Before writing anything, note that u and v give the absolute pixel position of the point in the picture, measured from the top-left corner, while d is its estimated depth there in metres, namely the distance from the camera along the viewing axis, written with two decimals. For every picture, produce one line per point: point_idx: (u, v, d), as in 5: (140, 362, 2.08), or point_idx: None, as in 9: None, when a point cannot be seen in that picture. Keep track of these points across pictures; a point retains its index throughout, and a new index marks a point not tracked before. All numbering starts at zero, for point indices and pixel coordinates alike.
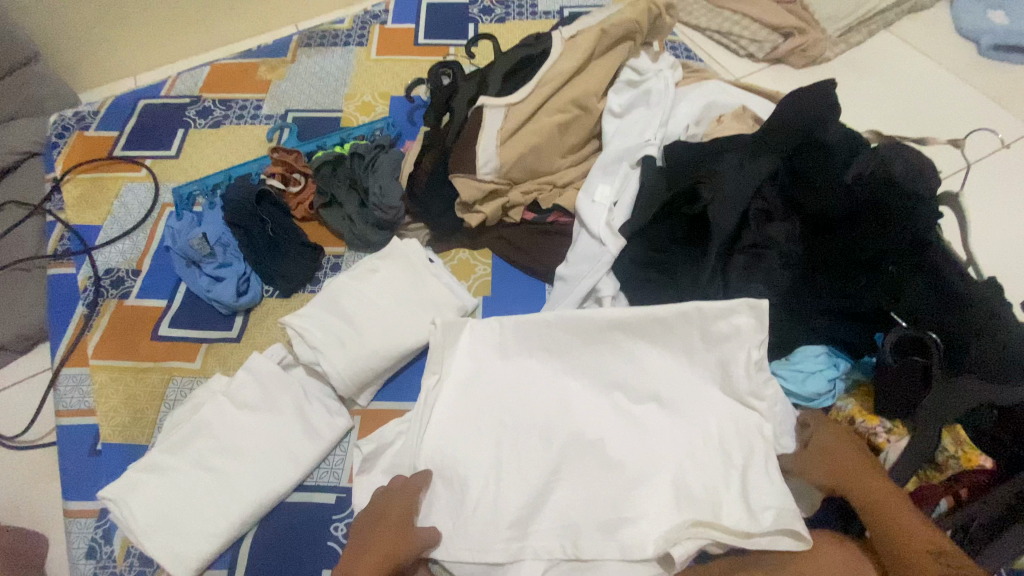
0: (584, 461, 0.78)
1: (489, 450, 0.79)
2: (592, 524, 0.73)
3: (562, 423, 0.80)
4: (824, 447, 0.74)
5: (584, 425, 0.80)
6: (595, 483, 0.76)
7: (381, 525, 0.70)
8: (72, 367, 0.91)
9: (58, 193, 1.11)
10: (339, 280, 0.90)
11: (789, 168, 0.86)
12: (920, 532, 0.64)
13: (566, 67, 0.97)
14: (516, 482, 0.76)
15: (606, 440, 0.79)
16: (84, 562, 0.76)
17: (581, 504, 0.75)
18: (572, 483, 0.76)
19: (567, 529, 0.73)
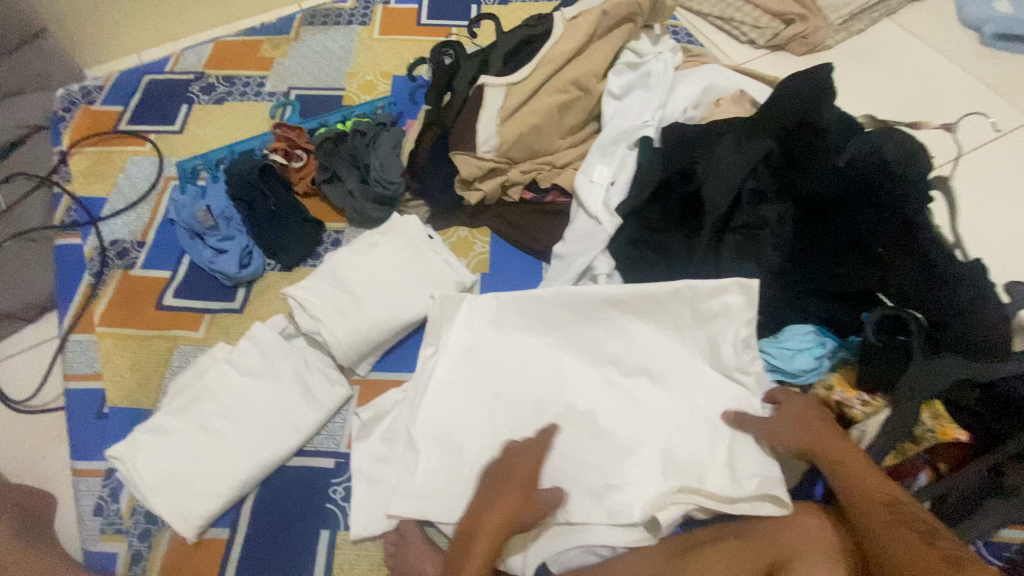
0: (572, 432, 0.80)
1: (483, 420, 0.81)
2: (579, 490, 0.76)
3: (555, 395, 0.82)
4: (796, 415, 0.74)
5: (573, 399, 0.82)
6: (583, 453, 0.79)
7: (509, 482, 0.72)
8: (79, 333, 0.93)
9: (66, 165, 1.13)
10: (341, 254, 0.92)
11: (783, 150, 0.87)
12: (877, 489, 0.66)
13: (567, 47, 0.98)
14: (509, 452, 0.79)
15: (596, 412, 0.81)
16: (92, 519, 0.79)
17: (570, 473, 0.78)
18: (562, 453, 0.79)
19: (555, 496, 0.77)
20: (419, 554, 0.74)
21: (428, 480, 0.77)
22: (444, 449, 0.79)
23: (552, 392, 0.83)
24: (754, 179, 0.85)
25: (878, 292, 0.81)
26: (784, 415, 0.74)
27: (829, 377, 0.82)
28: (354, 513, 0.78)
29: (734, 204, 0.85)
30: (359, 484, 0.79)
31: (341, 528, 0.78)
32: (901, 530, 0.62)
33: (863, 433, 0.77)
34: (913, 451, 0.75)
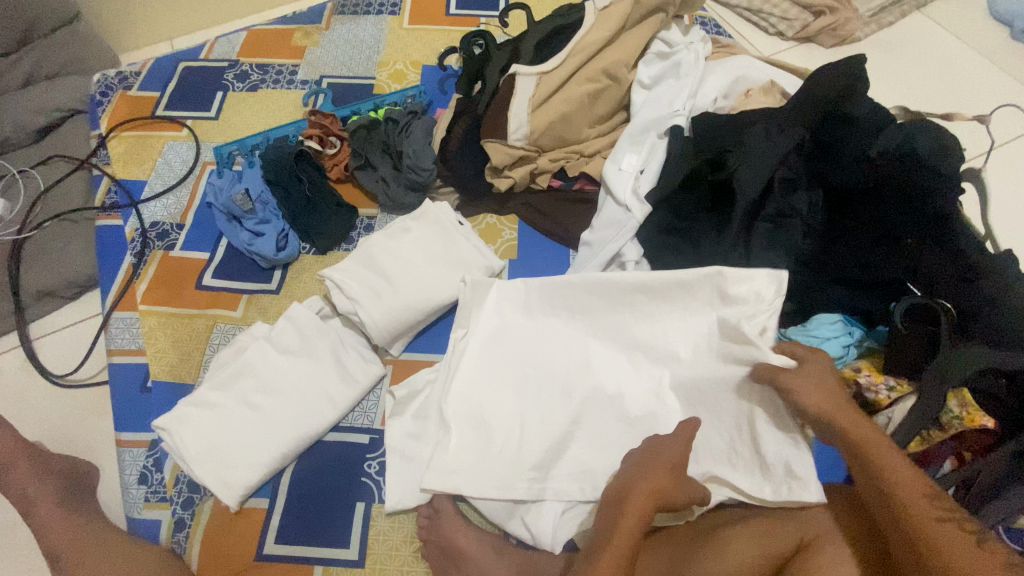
0: (600, 414, 0.82)
1: (512, 401, 0.83)
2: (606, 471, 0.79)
3: (583, 378, 0.84)
4: (817, 381, 0.72)
5: (600, 383, 0.84)
6: (609, 434, 0.81)
7: (657, 462, 0.70)
8: (122, 311, 0.96)
9: (105, 148, 1.16)
10: (374, 238, 0.95)
11: (813, 140, 0.88)
12: (914, 480, 0.63)
13: (599, 37, 0.99)
14: (539, 431, 0.81)
15: (622, 396, 0.83)
16: (137, 487, 0.82)
17: (597, 454, 0.80)
18: (591, 434, 0.81)
19: (583, 476, 0.78)
20: (453, 525, 0.77)
21: (459, 457, 0.79)
22: (475, 428, 0.81)
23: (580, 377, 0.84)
24: (785, 168, 0.86)
25: (908, 283, 0.80)
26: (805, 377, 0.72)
27: (857, 363, 0.83)
28: (389, 487, 0.80)
29: (764, 192, 0.86)
30: (393, 459, 0.82)
31: (377, 501, 0.81)
32: (947, 525, 0.60)
33: (889, 417, 0.79)
34: (938, 438, 0.76)
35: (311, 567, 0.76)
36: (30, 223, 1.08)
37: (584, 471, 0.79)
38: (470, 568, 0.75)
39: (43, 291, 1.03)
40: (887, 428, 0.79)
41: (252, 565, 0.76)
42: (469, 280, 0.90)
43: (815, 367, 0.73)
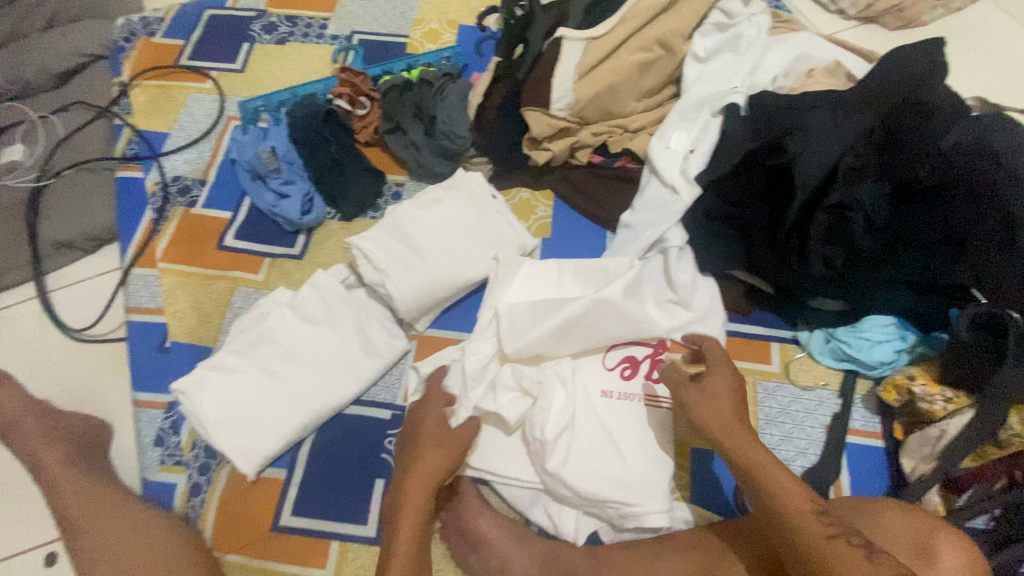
0: (625, 404, 0.78)
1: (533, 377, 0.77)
2: (622, 473, 0.72)
3: (603, 365, 0.81)
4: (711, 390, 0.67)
5: (622, 372, 0.80)
6: (623, 427, 0.76)
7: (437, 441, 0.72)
8: (142, 268, 0.93)
9: (126, 97, 1.11)
10: (404, 207, 0.90)
11: (883, 128, 0.80)
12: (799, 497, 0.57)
13: (653, 3, 0.93)
14: (557, 419, 0.73)
15: (648, 384, 0.79)
16: (152, 449, 0.80)
17: (617, 445, 0.75)
18: (619, 427, 0.76)
19: (592, 475, 0.72)
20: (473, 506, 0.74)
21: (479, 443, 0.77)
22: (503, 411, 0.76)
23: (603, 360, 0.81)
24: (852, 154, 0.77)
25: (971, 287, 0.77)
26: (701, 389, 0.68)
27: (909, 369, 0.77)
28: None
29: (826, 180, 0.78)
30: None
31: None
32: (835, 543, 0.53)
33: (943, 429, 0.72)
34: (994, 454, 0.70)
35: (328, 542, 0.74)
36: (48, 171, 1.05)
37: (599, 466, 0.72)
38: (491, 554, 0.71)
39: (61, 242, 1.00)
40: (939, 441, 0.73)
41: (269, 535, 0.75)
42: (502, 258, 0.86)
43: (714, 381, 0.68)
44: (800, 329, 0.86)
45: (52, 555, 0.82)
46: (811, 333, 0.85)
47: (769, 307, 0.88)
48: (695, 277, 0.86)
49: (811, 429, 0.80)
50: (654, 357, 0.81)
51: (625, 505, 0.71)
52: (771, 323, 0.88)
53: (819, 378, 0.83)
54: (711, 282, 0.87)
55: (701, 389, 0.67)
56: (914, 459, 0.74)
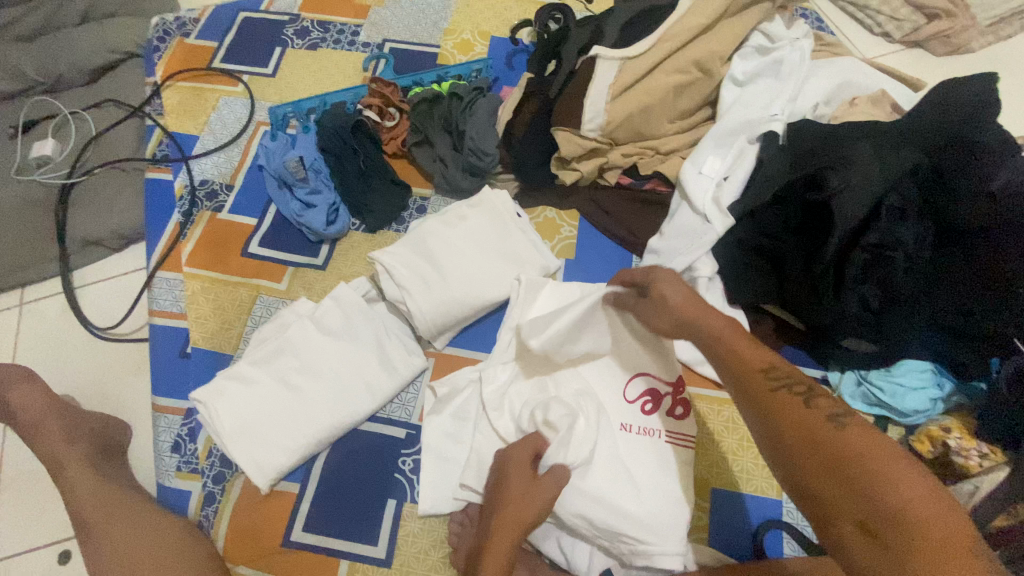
0: (641, 438, 0.76)
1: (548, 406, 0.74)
2: (637, 511, 0.70)
3: (625, 397, 0.78)
4: (657, 291, 0.60)
5: (642, 405, 0.78)
6: (639, 464, 0.74)
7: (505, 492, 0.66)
8: (167, 271, 0.94)
9: (159, 97, 1.12)
10: (430, 223, 0.90)
11: (930, 166, 0.76)
12: (750, 354, 0.55)
13: (693, 24, 0.90)
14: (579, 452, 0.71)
15: (671, 419, 0.77)
16: (169, 455, 0.81)
17: (631, 480, 0.72)
18: (633, 463, 0.74)
19: (603, 512, 0.69)
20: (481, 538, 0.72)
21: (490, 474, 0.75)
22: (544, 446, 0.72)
23: (625, 391, 0.79)
24: (896, 193, 0.75)
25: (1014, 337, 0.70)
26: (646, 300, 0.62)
27: (944, 420, 0.76)
28: (424, 489, 0.77)
29: (867, 219, 0.75)
30: (428, 458, 0.78)
31: (409, 500, 0.78)
32: (779, 395, 0.53)
33: (976, 486, 0.69)
34: None
35: (337, 560, 0.74)
36: (80, 169, 1.06)
37: (612, 502, 0.70)
38: None
39: (90, 240, 1.02)
40: (972, 498, 0.69)
41: (279, 550, 0.75)
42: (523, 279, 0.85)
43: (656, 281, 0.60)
44: (830, 369, 0.84)
45: (66, 553, 0.84)
46: (843, 374, 0.83)
47: (797, 343, 0.85)
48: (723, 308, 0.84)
49: None
50: (676, 397, 0.78)
51: (637, 543, 0.69)
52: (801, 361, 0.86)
53: None
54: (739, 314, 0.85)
55: (651, 300, 0.60)
56: None
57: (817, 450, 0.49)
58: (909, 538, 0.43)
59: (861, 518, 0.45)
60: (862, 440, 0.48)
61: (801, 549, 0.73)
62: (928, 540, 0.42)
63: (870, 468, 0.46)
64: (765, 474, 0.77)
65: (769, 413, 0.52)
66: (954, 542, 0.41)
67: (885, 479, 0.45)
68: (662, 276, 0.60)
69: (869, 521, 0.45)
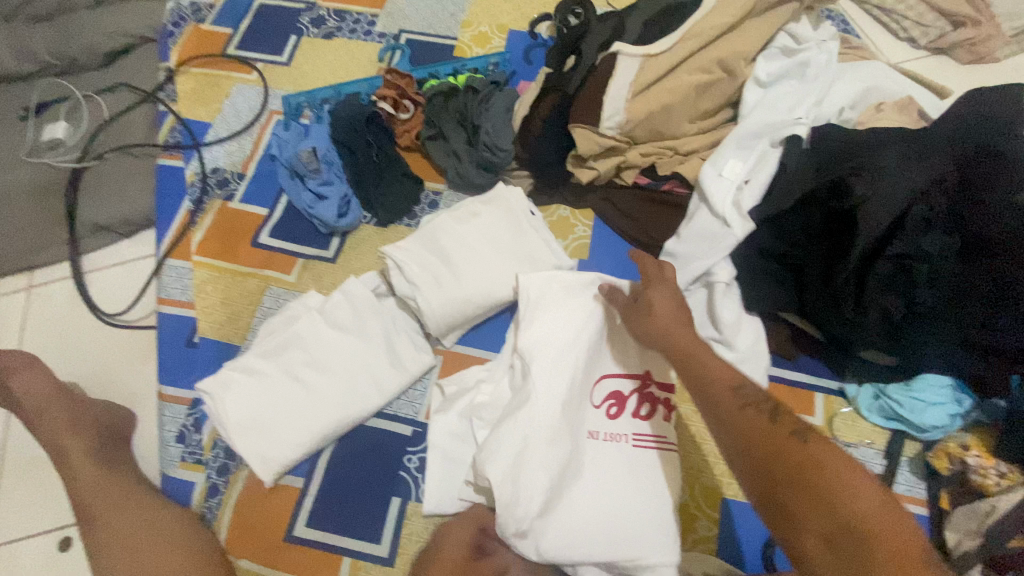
0: (611, 447, 0.73)
1: (509, 428, 0.70)
2: (615, 525, 0.67)
3: (590, 403, 0.75)
4: (649, 305, 0.66)
5: (607, 410, 0.75)
6: (612, 474, 0.70)
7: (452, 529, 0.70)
8: (176, 259, 0.93)
9: (172, 83, 1.12)
10: (442, 218, 0.88)
11: (960, 175, 0.73)
12: (720, 374, 0.58)
13: (719, 22, 0.87)
14: (547, 475, 0.68)
15: (636, 422, 0.74)
16: (174, 445, 0.80)
17: (603, 492, 0.69)
18: (606, 475, 0.70)
19: (580, 536, 0.66)
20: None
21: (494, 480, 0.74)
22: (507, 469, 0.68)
23: (590, 397, 0.75)
24: (924, 202, 0.72)
25: None
26: (639, 311, 0.67)
27: (962, 437, 0.73)
28: (428, 489, 0.76)
29: (892, 227, 0.73)
30: (435, 457, 0.77)
31: (413, 499, 0.77)
32: (752, 415, 0.54)
33: (993, 505, 0.66)
34: None
35: (340, 557, 0.73)
36: (91, 153, 1.06)
37: (589, 524, 0.67)
38: None
39: (100, 225, 1.01)
40: (988, 518, 0.67)
41: (282, 545, 0.74)
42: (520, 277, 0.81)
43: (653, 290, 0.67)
44: (846, 381, 0.82)
45: (66, 540, 0.83)
46: (860, 387, 0.80)
47: (815, 353, 0.83)
48: (740, 315, 0.82)
49: None
50: (642, 393, 0.76)
51: (628, 561, 0.65)
52: (816, 371, 0.84)
53: (863, 436, 0.79)
54: (756, 322, 0.83)
55: (641, 305, 0.67)
56: (958, 532, 0.69)
57: (782, 465, 0.50)
58: (871, 556, 0.43)
59: (825, 532, 0.46)
60: (822, 452, 0.50)
61: None
62: (882, 548, 0.43)
63: (830, 480, 0.48)
64: None
65: (738, 431, 0.54)
66: (905, 552, 0.43)
67: (841, 491, 0.47)
68: (654, 290, 0.67)
69: (830, 532, 0.46)
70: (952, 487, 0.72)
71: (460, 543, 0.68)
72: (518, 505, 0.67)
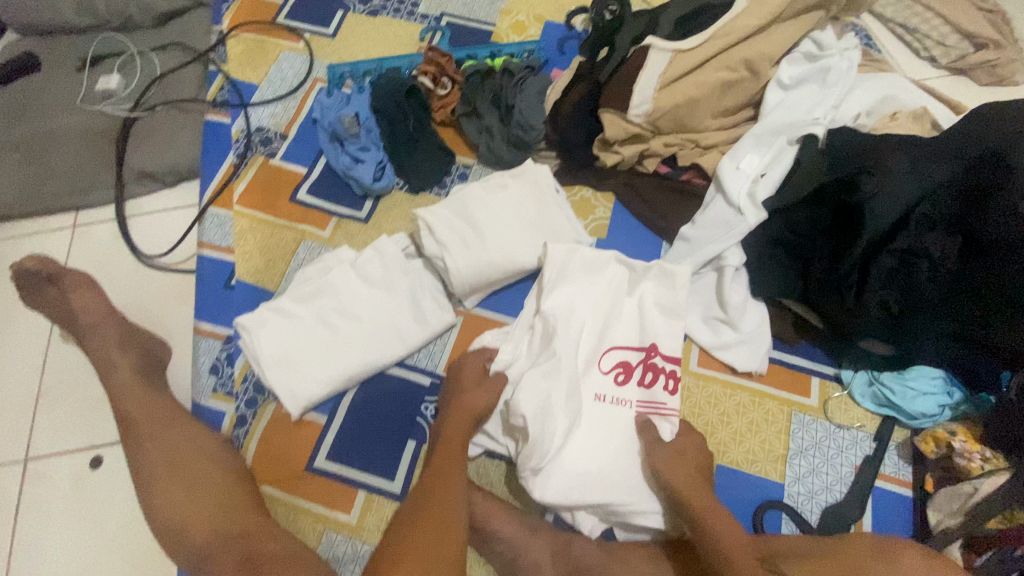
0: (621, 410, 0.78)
1: (531, 382, 0.77)
2: (616, 471, 0.74)
3: (599, 369, 0.80)
4: (682, 451, 0.74)
5: (616, 377, 0.80)
6: (614, 431, 0.76)
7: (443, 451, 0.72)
8: (218, 207, 0.99)
9: (223, 46, 1.17)
10: (472, 189, 0.93)
11: (964, 182, 0.78)
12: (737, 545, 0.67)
13: (747, 24, 0.93)
14: (564, 422, 0.75)
15: (643, 391, 0.79)
16: (207, 376, 0.86)
17: (613, 448, 0.75)
18: (612, 434, 0.76)
19: (585, 481, 0.72)
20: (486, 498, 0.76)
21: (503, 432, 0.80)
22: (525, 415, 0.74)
23: (599, 363, 0.80)
24: (926, 203, 0.78)
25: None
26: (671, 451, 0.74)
27: (952, 424, 0.77)
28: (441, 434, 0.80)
29: (896, 224, 0.79)
30: None
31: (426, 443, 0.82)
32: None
33: (976, 487, 0.70)
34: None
35: (355, 490, 0.79)
36: (142, 105, 1.11)
37: (597, 476, 0.73)
38: (502, 544, 0.74)
39: (145, 172, 1.07)
40: (971, 498, 0.71)
41: (303, 474, 0.80)
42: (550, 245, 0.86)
43: (693, 441, 0.76)
44: (842, 366, 0.86)
45: (97, 459, 0.91)
46: (855, 372, 0.85)
47: (814, 339, 0.87)
48: (747, 299, 0.87)
49: (840, 467, 0.80)
50: (647, 363, 0.81)
51: (623, 506, 0.73)
52: (814, 356, 0.87)
53: (855, 420, 0.83)
54: (759, 307, 0.88)
55: (674, 448, 0.75)
56: (940, 513, 0.73)
57: None
58: None
59: None
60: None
61: (798, 530, 0.76)
62: None
63: None
64: (770, 458, 0.80)
65: None
66: None
67: None
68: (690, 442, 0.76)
69: None
70: (937, 470, 0.77)
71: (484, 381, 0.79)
72: (540, 444, 0.73)
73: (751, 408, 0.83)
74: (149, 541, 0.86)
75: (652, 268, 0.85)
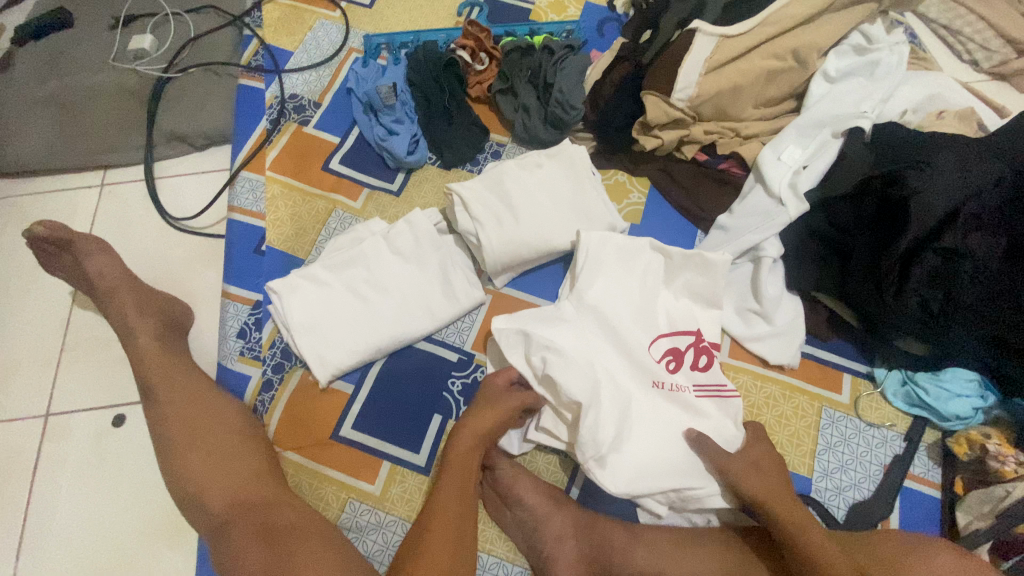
0: (679, 397, 0.77)
1: (577, 365, 0.75)
2: (680, 458, 0.74)
3: (650, 355, 0.79)
4: (753, 460, 0.73)
5: (667, 364, 0.79)
6: (679, 420, 0.76)
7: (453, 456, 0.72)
8: (250, 172, 0.99)
9: (259, 11, 1.16)
10: (509, 166, 0.92)
11: (1012, 184, 0.76)
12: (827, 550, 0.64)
13: (797, 13, 0.91)
14: (613, 414, 0.74)
15: (693, 375, 0.79)
16: (234, 340, 0.86)
17: (666, 440, 0.75)
18: (668, 425, 0.75)
19: (652, 470, 0.73)
20: (513, 473, 0.77)
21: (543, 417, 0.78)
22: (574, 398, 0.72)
23: (649, 350, 0.79)
24: (975, 201, 0.76)
25: None
26: (742, 458, 0.72)
27: (985, 428, 0.76)
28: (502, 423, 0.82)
29: (943, 222, 0.76)
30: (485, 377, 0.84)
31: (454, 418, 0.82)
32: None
33: (1008, 491, 0.70)
34: None
35: (379, 461, 0.79)
36: (175, 66, 1.10)
37: (655, 460, 0.73)
38: (525, 514, 0.74)
39: (176, 134, 1.06)
40: (1001, 502, 0.71)
41: (327, 443, 0.80)
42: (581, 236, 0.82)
43: (756, 452, 0.74)
44: (876, 365, 0.85)
45: (119, 418, 0.91)
46: (889, 371, 0.84)
47: (847, 337, 0.87)
48: (782, 292, 0.86)
49: (869, 465, 0.80)
50: (698, 346, 0.81)
51: (698, 490, 0.72)
52: (846, 353, 0.86)
53: (885, 419, 0.82)
54: (794, 301, 0.87)
55: (745, 458, 0.73)
56: (969, 513, 0.73)
57: None
58: None
59: None
60: None
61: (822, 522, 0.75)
62: None
63: None
64: (797, 452, 0.79)
65: None
66: None
67: None
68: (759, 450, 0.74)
69: None
70: (966, 472, 0.76)
71: (505, 384, 0.78)
72: (595, 433, 0.72)
73: (780, 402, 0.83)
74: (167, 504, 0.86)
75: (706, 257, 0.81)
